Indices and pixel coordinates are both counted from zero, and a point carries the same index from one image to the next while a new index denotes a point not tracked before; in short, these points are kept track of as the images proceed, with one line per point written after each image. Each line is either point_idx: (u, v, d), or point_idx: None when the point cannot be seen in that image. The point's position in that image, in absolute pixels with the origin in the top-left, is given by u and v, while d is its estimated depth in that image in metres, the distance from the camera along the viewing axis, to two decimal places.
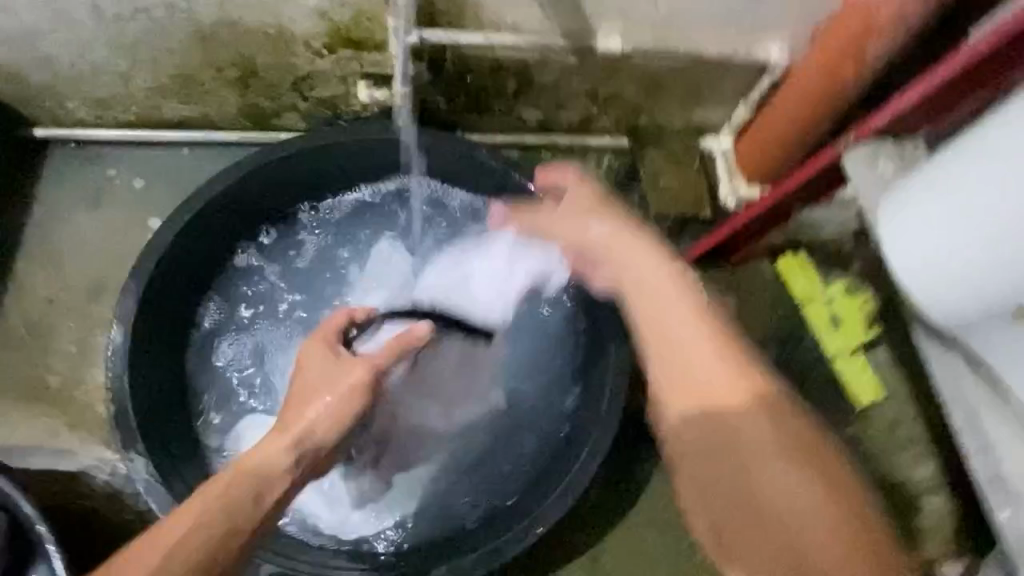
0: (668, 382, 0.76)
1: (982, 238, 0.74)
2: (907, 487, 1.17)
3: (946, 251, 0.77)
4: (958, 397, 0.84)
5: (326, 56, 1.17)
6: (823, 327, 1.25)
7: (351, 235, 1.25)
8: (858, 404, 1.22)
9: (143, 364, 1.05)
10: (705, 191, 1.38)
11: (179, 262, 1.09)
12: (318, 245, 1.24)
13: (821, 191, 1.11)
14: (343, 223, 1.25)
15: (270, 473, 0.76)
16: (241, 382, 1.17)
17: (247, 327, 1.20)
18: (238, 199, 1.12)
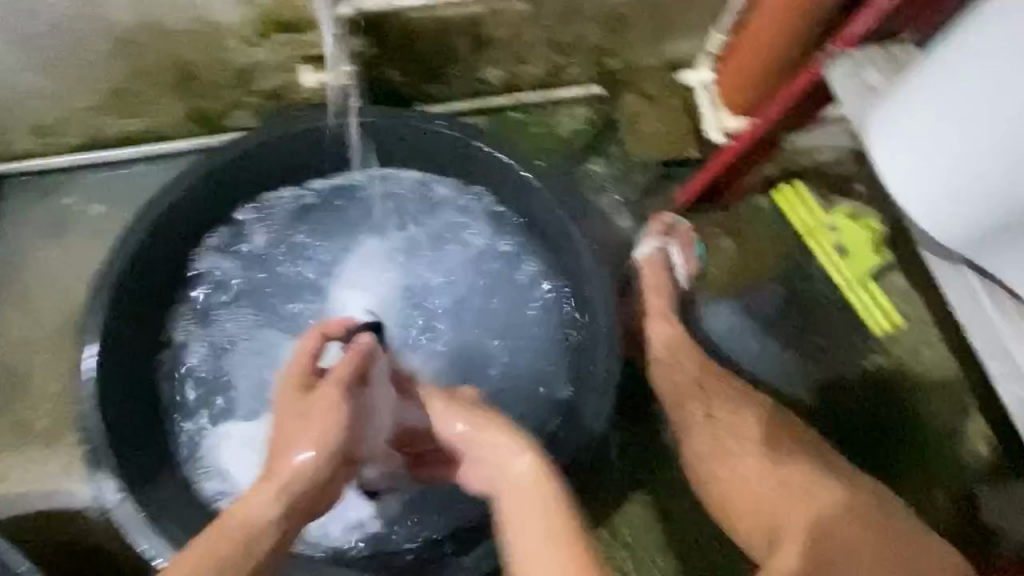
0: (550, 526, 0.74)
1: (988, 146, 0.67)
2: (936, 418, 1.10)
3: (944, 167, 0.70)
4: (978, 320, 0.77)
5: (261, 44, 1.09)
6: (832, 258, 1.18)
7: (316, 229, 1.21)
8: (880, 334, 1.15)
9: (117, 390, 1.02)
10: (689, 130, 1.29)
11: (137, 279, 1.05)
12: (282, 244, 1.20)
13: (812, 110, 1.02)
14: (307, 217, 1.20)
15: (251, 537, 0.68)
16: (219, 396, 1.14)
17: (224, 340, 1.17)
18: (190, 206, 1.07)
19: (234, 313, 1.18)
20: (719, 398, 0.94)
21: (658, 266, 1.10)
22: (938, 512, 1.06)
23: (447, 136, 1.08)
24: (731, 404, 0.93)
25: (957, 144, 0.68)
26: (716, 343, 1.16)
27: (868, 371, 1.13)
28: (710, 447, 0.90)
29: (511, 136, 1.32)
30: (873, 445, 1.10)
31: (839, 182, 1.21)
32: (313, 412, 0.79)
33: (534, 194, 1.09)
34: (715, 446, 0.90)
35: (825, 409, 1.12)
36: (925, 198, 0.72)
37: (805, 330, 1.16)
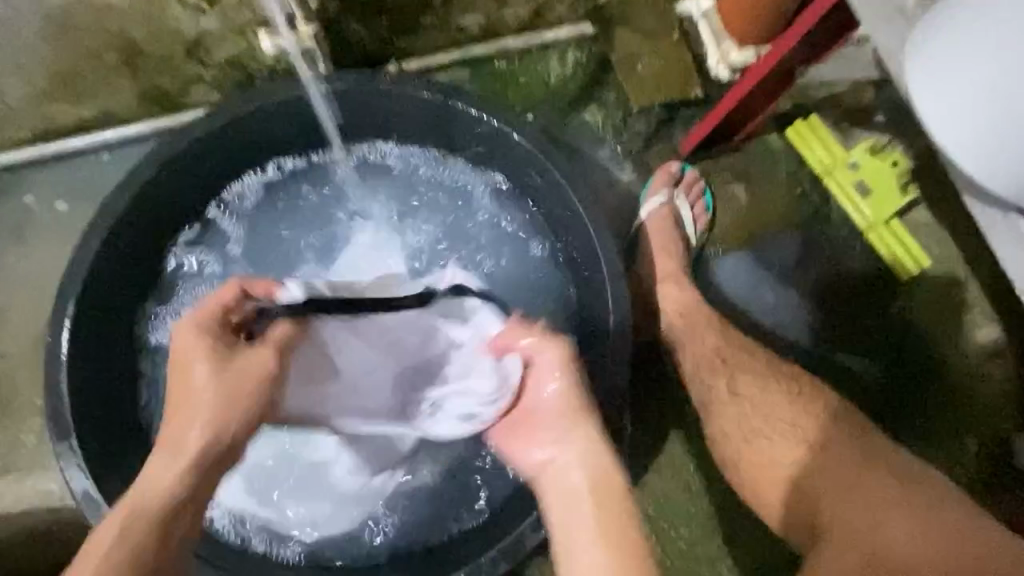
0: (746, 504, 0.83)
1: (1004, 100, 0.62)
2: (964, 363, 1.05)
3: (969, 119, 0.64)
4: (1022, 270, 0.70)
5: (208, 12, 0.98)
6: (849, 197, 1.08)
7: (297, 215, 1.13)
8: (903, 276, 1.06)
9: (98, 400, 0.97)
10: (692, 65, 1.17)
11: (106, 283, 0.98)
12: (262, 230, 1.12)
13: (829, 41, 0.91)
14: (284, 203, 1.12)
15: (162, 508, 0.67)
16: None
17: None
18: (154, 200, 0.99)
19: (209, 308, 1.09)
20: (742, 371, 0.88)
21: (665, 224, 1.05)
22: (967, 459, 1.03)
23: (425, 100, 0.99)
24: (754, 377, 0.87)
25: (987, 90, 0.62)
26: (731, 300, 1.09)
27: (892, 322, 1.06)
28: (738, 428, 0.85)
29: (497, 88, 1.21)
30: (899, 396, 1.04)
31: (858, 114, 1.11)
32: (240, 373, 0.73)
33: (526, 157, 0.99)
34: (742, 428, 0.85)
35: (846, 363, 1.06)
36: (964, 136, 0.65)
37: (825, 280, 1.09)
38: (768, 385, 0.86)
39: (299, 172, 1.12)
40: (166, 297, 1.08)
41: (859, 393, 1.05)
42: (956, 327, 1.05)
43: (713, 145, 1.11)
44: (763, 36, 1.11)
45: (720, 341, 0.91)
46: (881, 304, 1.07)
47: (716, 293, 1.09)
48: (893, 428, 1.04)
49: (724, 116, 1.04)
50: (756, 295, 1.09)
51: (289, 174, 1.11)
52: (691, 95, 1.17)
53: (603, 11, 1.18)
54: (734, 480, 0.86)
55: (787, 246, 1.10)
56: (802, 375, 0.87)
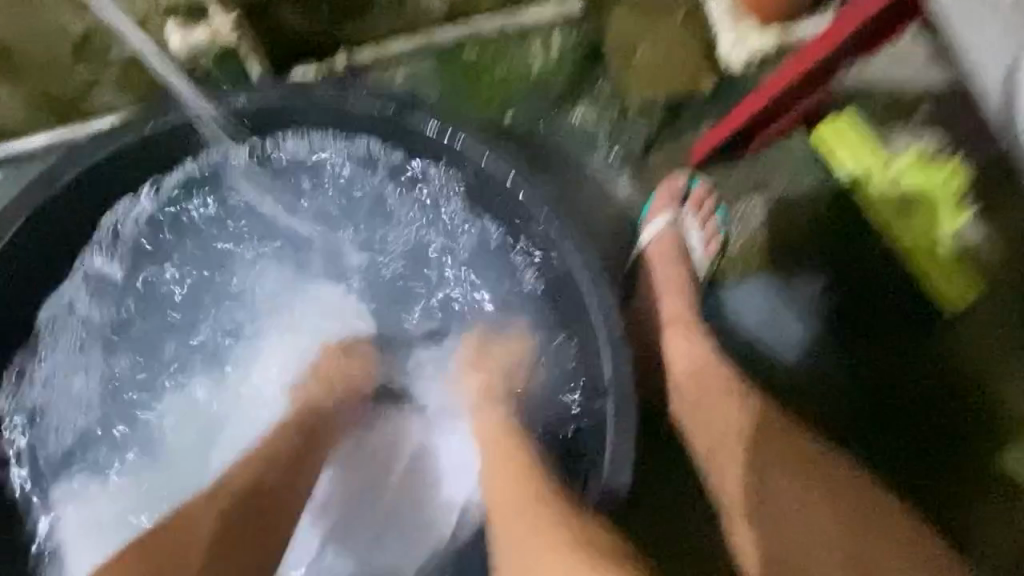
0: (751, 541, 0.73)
1: None
2: (1021, 411, 0.89)
3: None
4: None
5: (95, 2, 0.77)
6: (891, 214, 0.89)
7: (198, 240, 0.90)
8: (952, 309, 0.90)
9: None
10: (701, 52, 0.97)
11: None
12: (158, 268, 0.89)
13: (888, 25, 0.72)
14: (173, 225, 0.88)
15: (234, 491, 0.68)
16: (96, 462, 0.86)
17: (75, 406, 0.85)
18: (39, 246, 0.79)
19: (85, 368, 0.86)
20: (777, 467, 0.73)
21: (671, 250, 0.89)
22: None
23: (374, 113, 0.79)
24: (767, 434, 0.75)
25: None
26: (749, 338, 0.93)
27: (929, 361, 0.91)
28: (764, 541, 0.72)
29: (468, 82, 1.00)
30: (942, 454, 0.90)
31: (901, 111, 0.92)
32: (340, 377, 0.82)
33: (499, 182, 0.80)
34: (770, 539, 0.71)
35: (880, 417, 0.91)
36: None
37: (853, 314, 0.92)
38: (806, 486, 0.72)
39: (185, 188, 0.86)
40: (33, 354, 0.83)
41: (896, 451, 0.90)
42: (1010, 370, 0.90)
43: (731, 149, 0.93)
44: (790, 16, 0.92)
45: (741, 419, 0.76)
46: (920, 338, 0.91)
47: (730, 331, 0.93)
48: (936, 491, 0.89)
49: (748, 114, 0.85)
50: (776, 334, 0.93)
51: (174, 196, 0.86)
52: (701, 89, 0.98)
53: None
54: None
55: (810, 273, 0.93)
56: (847, 471, 0.73)
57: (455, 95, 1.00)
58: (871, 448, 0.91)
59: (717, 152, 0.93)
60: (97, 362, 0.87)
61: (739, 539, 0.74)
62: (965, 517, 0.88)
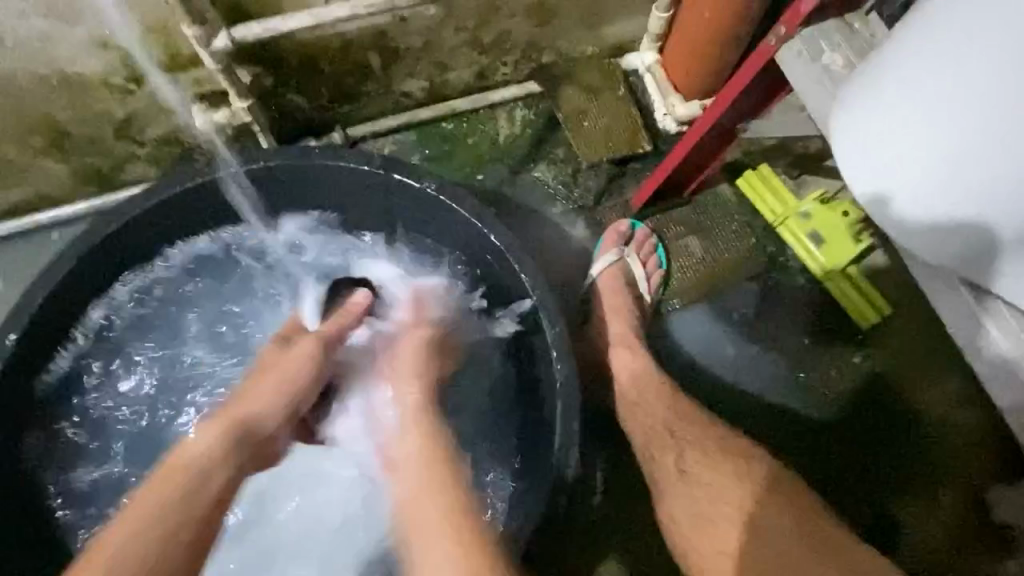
0: (685, 525, 0.81)
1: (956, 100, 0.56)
2: (928, 413, 1.01)
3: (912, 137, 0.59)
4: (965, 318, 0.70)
5: (135, 94, 0.95)
6: (806, 248, 1.05)
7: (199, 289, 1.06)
8: (864, 325, 1.04)
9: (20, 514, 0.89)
10: (639, 120, 1.17)
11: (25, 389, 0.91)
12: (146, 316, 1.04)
13: (768, 95, 0.89)
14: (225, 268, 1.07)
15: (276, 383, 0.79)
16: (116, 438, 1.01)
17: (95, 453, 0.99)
18: (76, 300, 0.93)
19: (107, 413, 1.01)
20: (712, 456, 0.83)
21: (615, 284, 1.03)
22: (944, 518, 0.97)
23: (363, 172, 0.96)
24: (705, 450, 0.84)
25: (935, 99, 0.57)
26: (692, 359, 1.06)
27: (851, 375, 1.04)
28: (689, 518, 0.80)
29: (445, 150, 1.18)
30: (865, 459, 1.00)
31: (805, 161, 1.10)
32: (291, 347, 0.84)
33: (466, 227, 0.97)
34: (695, 516, 0.80)
35: (808, 424, 1.02)
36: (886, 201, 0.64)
37: (789, 339, 1.06)
38: (723, 467, 0.82)
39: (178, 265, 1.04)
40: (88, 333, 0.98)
41: (827, 460, 1.01)
42: (922, 375, 1.02)
43: (666, 196, 1.10)
44: (707, 88, 1.12)
45: (671, 414, 0.88)
46: (846, 354, 1.04)
47: (675, 353, 1.06)
48: (863, 492, 0.99)
49: (671, 167, 1.02)
50: (716, 352, 1.06)
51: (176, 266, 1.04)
52: (641, 149, 1.16)
53: (548, 69, 1.17)
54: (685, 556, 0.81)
55: (745, 303, 1.07)
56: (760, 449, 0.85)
57: (433, 161, 1.18)
58: (808, 457, 1.01)
59: (656, 197, 1.09)
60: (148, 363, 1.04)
61: (676, 519, 0.81)
62: (891, 516, 0.98)
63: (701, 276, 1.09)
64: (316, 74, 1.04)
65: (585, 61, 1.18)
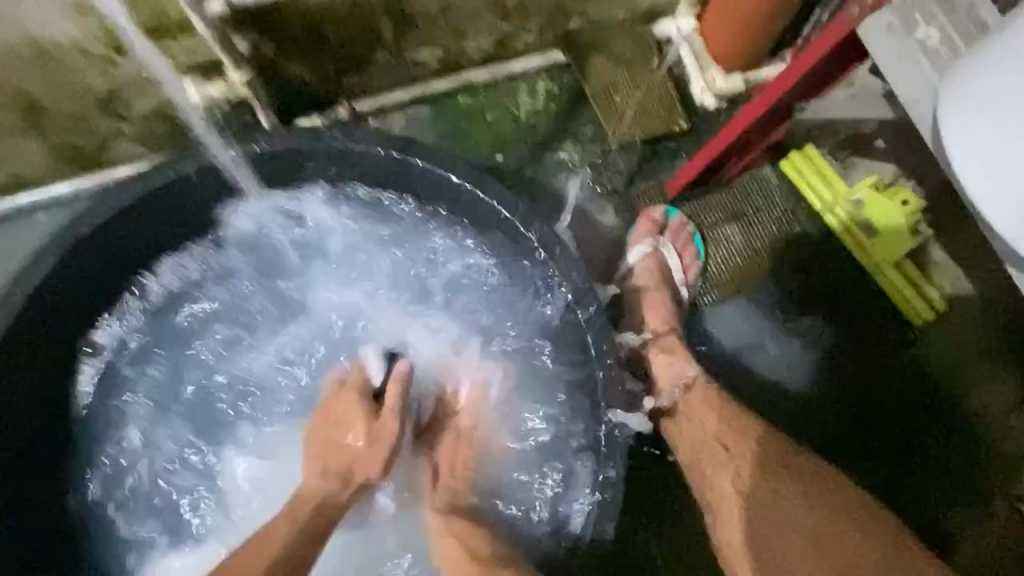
0: (734, 544, 0.76)
1: None
2: (987, 416, 0.95)
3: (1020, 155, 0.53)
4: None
5: (119, 64, 0.84)
6: (857, 238, 0.98)
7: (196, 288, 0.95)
8: (918, 322, 0.97)
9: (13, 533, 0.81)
10: (674, 95, 1.07)
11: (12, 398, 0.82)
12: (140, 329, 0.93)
13: (835, 72, 0.79)
14: (237, 267, 0.96)
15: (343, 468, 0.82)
16: (128, 456, 0.93)
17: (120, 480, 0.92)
18: (65, 300, 0.84)
19: (123, 439, 0.93)
20: (762, 469, 0.78)
21: (652, 277, 0.95)
22: (1004, 524, 0.93)
23: (378, 155, 0.86)
24: (758, 465, 0.78)
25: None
26: (731, 358, 0.98)
27: (900, 376, 0.97)
28: (748, 540, 0.75)
29: (461, 127, 1.08)
30: (922, 465, 0.94)
31: (858, 143, 1.01)
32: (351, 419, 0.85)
33: (492, 217, 0.88)
34: (755, 540, 0.75)
35: (855, 427, 0.96)
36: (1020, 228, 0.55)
37: (835, 337, 0.99)
38: (783, 485, 0.77)
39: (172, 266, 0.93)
40: (96, 344, 0.91)
41: (882, 465, 0.95)
42: (975, 375, 0.96)
43: (704, 182, 1.01)
44: (751, 60, 1.02)
45: (721, 425, 0.81)
46: (897, 352, 0.98)
47: (713, 351, 0.98)
48: (911, 497, 0.94)
49: (715, 153, 0.93)
50: (757, 350, 0.98)
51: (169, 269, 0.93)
52: (676, 127, 1.06)
53: (575, 37, 1.06)
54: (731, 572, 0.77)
55: (789, 296, 1.00)
56: (816, 462, 0.79)
57: (448, 139, 1.08)
58: (853, 462, 0.95)
59: (695, 183, 1.00)
60: (157, 375, 0.95)
61: (724, 536, 0.77)
62: (943, 524, 0.93)
63: (742, 267, 1.01)
64: (322, 42, 0.93)
65: (616, 28, 1.07)
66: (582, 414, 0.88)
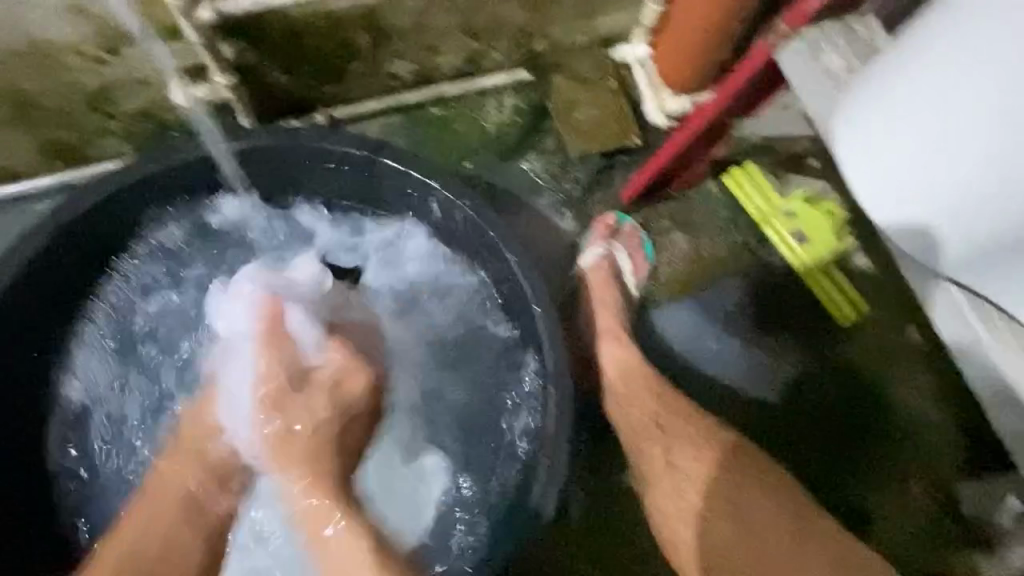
0: (668, 519, 0.85)
1: (926, 132, 0.63)
2: (907, 410, 1.04)
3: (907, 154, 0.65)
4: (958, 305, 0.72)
5: (108, 64, 0.90)
6: (790, 246, 1.07)
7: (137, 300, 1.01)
8: (845, 323, 1.06)
9: None
10: (628, 113, 1.16)
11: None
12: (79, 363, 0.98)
13: (763, 94, 0.89)
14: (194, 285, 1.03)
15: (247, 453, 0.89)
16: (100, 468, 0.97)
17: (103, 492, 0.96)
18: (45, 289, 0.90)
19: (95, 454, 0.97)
20: (694, 445, 0.86)
21: (604, 276, 1.02)
22: (921, 507, 1.01)
23: (352, 155, 0.93)
24: (692, 446, 0.86)
25: (926, 124, 0.63)
26: (676, 352, 1.06)
27: (827, 370, 1.06)
28: (681, 512, 0.84)
29: (432, 136, 1.16)
30: (848, 452, 1.03)
31: (793, 160, 1.11)
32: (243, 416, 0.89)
33: (457, 215, 0.95)
34: (679, 507, 0.84)
35: (787, 420, 1.04)
36: (899, 221, 0.69)
37: (771, 334, 1.07)
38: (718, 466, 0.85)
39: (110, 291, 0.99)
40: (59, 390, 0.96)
41: (811, 451, 1.03)
42: (896, 371, 1.05)
43: (653, 192, 1.09)
44: (698, 84, 1.12)
45: (658, 406, 0.89)
46: (822, 348, 1.07)
47: (660, 347, 1.06)
48: (837, 483, 1.02)
49: (661, 166, 1.02)
50: (700, 345, 1.07)
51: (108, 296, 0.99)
52: (631, 143, 1.15)
53: (540, 56, 1.15)
54: (667, 543, 0.85)
55: (727, 297, 1.08)
56: (743, 444, 0.87)
57: (419, 146, 1.16)
58: (785, 451, 1.03)
59: (645, 193, 1.09)
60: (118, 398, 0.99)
61: (660, 512, 0.85)
62: (865, 508, 1.01)
63: (688, 270, 1.09)
64: (303, 52, 1.00)
65: (577, 50, 1.16)
66: (535, 402, 0.95)
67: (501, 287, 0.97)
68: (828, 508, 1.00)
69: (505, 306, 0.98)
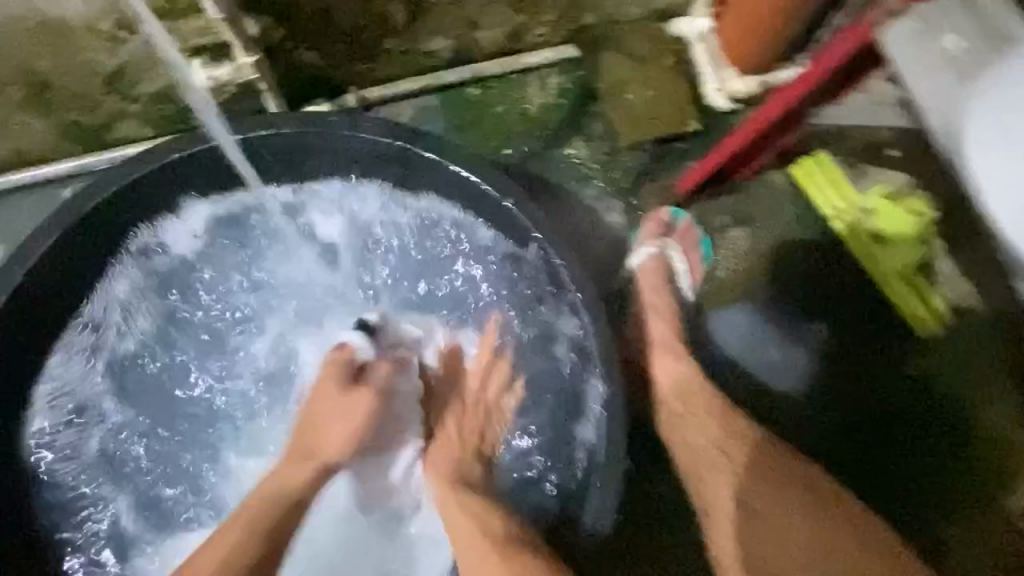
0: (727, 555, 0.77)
1: None
2: (991, 432, 0.94)
3: None
4: None
5: (125, 43, 0.83)
6: (865, 247, 0.97)
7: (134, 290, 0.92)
8: (925, 334, 0.96)
9: None
10: (686, 95, 1.05)
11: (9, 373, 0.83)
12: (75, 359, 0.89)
13: (852, 78, 0.78)
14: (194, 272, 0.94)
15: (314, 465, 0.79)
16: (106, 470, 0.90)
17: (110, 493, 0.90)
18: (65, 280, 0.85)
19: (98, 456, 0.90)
20: (758, 475, 0.78)
21: (657, 278, 0.93)
22: (1003, 540, 0.92)
23: (385, 145, 0.85)
24: (755, 475, 0.78)
25: None
26: (733, 361, 0.97)
27: (901, 385, 0.96)
28: (742, 549, 0.76)
29: (470, 119, 1.07)
30: (922, 476, 0.94)
31: (871, 150, 1.00)
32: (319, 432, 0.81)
33: (498, 211, 0.87)
34: (740, 542, 0.76)
35: (853, 438, 0.95)
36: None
37: (840, 344, 0.97)
38: (785, 499, 0.77)
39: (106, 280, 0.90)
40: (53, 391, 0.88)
41: (880, 474, 0.94)
42: (979, 388, 0.95)
43: (712, 185, 0.99)
44: (767, 63, 1.01)
45: (721, 431, 0.81)
46: (896, 361, 0.97)
47: (714, 356, 0.97)
48: (908, 510, 0.93)
49: (726, 156, 0.92)
50: (759, 355, 0.98)
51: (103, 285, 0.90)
52: (688, 128, 1.05)
53: (589, 32, 1.05)
54: None
55: (790, 301, 0.99)
56: (812, 473, 0.79)
57: (456, 131, 1.07)
58: (851, 473, 0.94)
59: (703, 186, 0.99)
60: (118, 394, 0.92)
61: (717, 546, 0.77)
62: (939, 538, 0.92)
63: (749, 271, 1.00)
64: (332, 29, 0.92)
65: (631, 25, 1.05)
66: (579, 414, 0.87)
67: (544, 288, 0.90)
68: (906, 538, 0.92)
69: (547, 309, 0.91)
